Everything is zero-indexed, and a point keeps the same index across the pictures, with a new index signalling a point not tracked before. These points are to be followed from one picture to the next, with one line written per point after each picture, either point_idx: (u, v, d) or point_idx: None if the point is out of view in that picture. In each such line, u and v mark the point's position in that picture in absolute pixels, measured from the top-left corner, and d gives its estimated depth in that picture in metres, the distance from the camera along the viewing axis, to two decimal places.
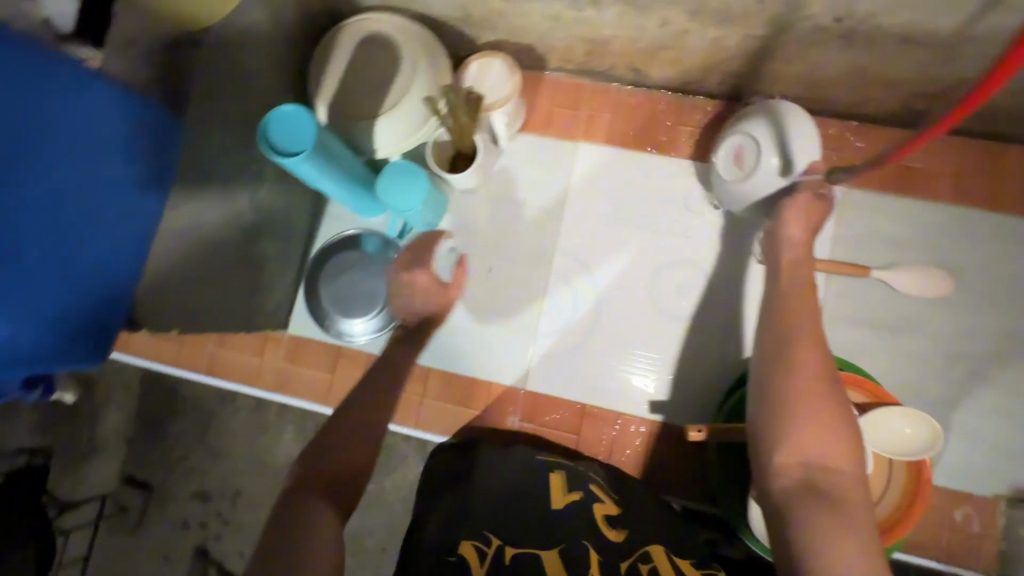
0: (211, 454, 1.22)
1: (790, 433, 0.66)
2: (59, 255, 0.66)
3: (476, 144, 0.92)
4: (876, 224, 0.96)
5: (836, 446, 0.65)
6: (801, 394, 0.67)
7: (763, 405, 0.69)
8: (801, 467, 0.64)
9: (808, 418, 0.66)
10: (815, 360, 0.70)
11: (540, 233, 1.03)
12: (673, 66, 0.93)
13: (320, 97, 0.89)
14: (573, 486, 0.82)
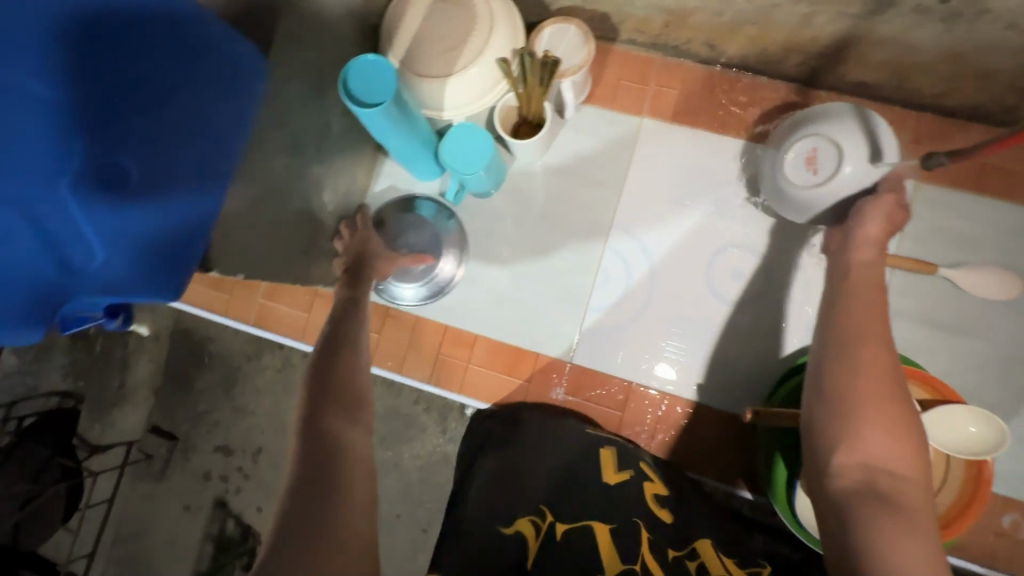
0: (238, 409, 1.24)
1: (854, 429, 0.58)
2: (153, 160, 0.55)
3: (544, 111, 0.91)
4: (945, 221, 0.93)
5: (900, 447, 0.56)
6: (866, 386, 0.59)
7: (820, 398, 0.61)
8: (861, 469, 0.56)
9: (873, 413, 0.57)
10: (878, 348, 0.61)
11: (597, 207, 1.01)
12: (751, 43, 0.91)
13: (393, 51, 0.89)
14: (623, 465, 0.82)
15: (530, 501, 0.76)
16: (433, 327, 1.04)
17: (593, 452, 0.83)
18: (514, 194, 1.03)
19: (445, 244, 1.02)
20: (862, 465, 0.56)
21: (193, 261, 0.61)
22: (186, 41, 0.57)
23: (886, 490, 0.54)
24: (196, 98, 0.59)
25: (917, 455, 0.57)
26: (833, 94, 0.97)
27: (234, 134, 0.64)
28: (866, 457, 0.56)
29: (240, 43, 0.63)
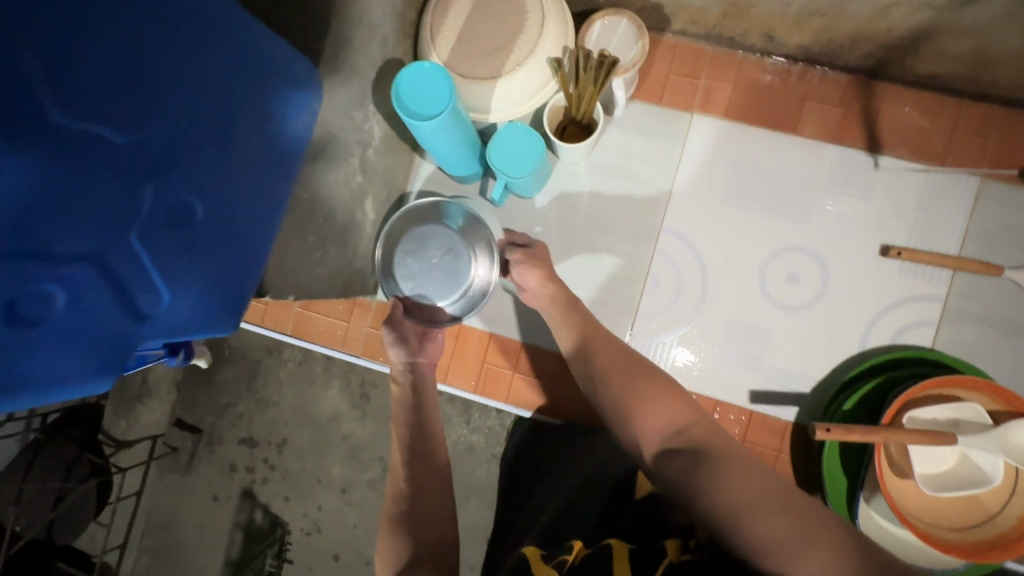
0: (262, 403, 1.23)
1: (643, 409, 0.69)
2: (212, 201, 0.52)
3: (595, 113, 0.87)
4: (1012, 220, 0.90)
5: (676, 403, 0.69)
6: (619, 376, 0.73)
7: (612, 389, 0.72)
8: (664, 433, 0.66)
9: (648, 396, 0.70)
10: (619, 347, 0.78)
11: (645, 208, 0.98)
12: (816, 34, 0.86)
13: (434, 51, 0.83)
14: None
15: (561, 534, 0.69)
16: (477, 337, 1.01)
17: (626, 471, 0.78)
18: (557, 197, 0.99)
19: (401, 262, 0.92)
20: (664, 431, 0.67)
21: (246, 286, 0.61)
22: (249, 67, 0.53)
23: (699, 445, 0.63)
24: (256, 127, 0.56)
25: (689, 406, 0.69)
26: (897, 86, 0.92)
27: (281, 161, 0.61)
28: (662, 427, 0.67)
29: (300, 62, 0.60)
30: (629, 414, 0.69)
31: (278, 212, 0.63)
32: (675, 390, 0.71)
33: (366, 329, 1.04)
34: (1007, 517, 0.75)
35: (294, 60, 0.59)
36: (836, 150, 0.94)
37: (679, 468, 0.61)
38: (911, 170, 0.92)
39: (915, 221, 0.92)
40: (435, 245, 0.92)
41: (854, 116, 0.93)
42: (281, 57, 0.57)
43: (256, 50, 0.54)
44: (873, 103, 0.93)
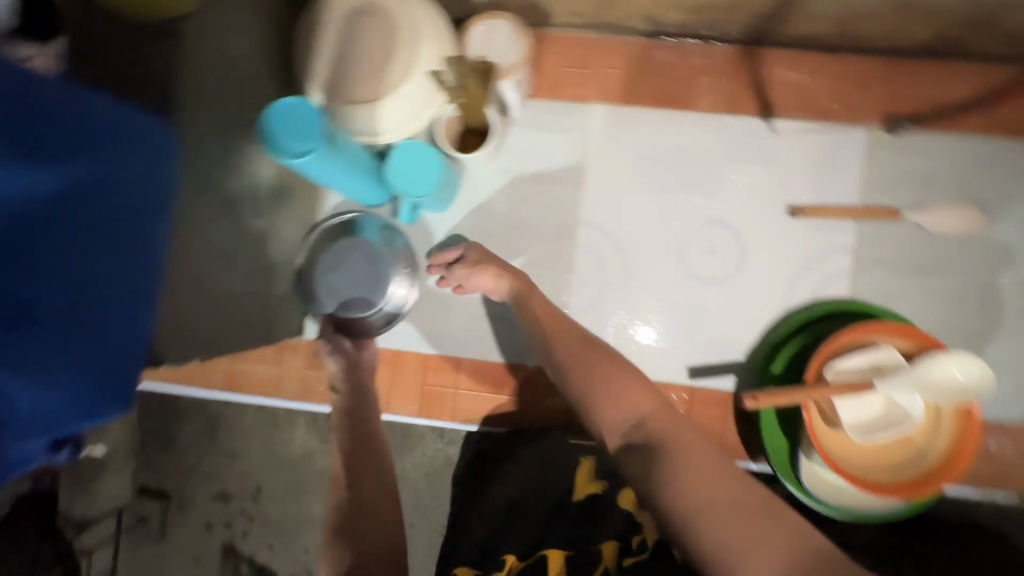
0: (228, 453, 1.07)
1: (609, 403, 0.68)
2: (68, 304, 0.56)
3: (489, 119, 0.86)
4: (906, 162, 0.93)
5: (640, 396, 0.68)
6: (579, 369, 0.72)
7: (577, 375, 0.72)
8: (623, 430, 0.67)
9: (614, 387, 0.69)
10: (578, 336, 0.77)
11: (560, 204, 0.97)
12: (691, 10, 0.86)
13: (312, 81, 0.80)
14: (599, 475, 0.79)
15: (497, 543, 0.74)
16: (413, 360, 1.00)
17: (568, 469, 0.80)
18: (471, 207, 0.98)
19: (320, 281, 0.95)
20: (621, 427, 0.67)
21: (130, 376, 0.66)
22: (96, 167, 0.56)
23: (657, 439, 0.64)
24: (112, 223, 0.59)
25: (652, 398, 0.68)
26: (780, 49, 0.94)
27: (161, 259, 0.65)
28: (623, 419, 0.67)
29: (158, 138, 0.62)
30: (594, 409, 0.69)
31: (158, 294, 0.66)
32: (639, 381, 0.70)
33: (301, 370, 1.02)
34: (931, 451, 0.79)
35: (152, 143, 0.62)
36: (733, 120, 0.95)
37: (634, 465, 0.63)
38: (805, 130, 0.94)
39: (817, 178, 0.94)
40: (348, 261, 0.95)
41: (745, 84, 0.95)
42: (137, 147, 0.60)
43: (116, 166, 0.58)
44: (761, 69, 0.94)
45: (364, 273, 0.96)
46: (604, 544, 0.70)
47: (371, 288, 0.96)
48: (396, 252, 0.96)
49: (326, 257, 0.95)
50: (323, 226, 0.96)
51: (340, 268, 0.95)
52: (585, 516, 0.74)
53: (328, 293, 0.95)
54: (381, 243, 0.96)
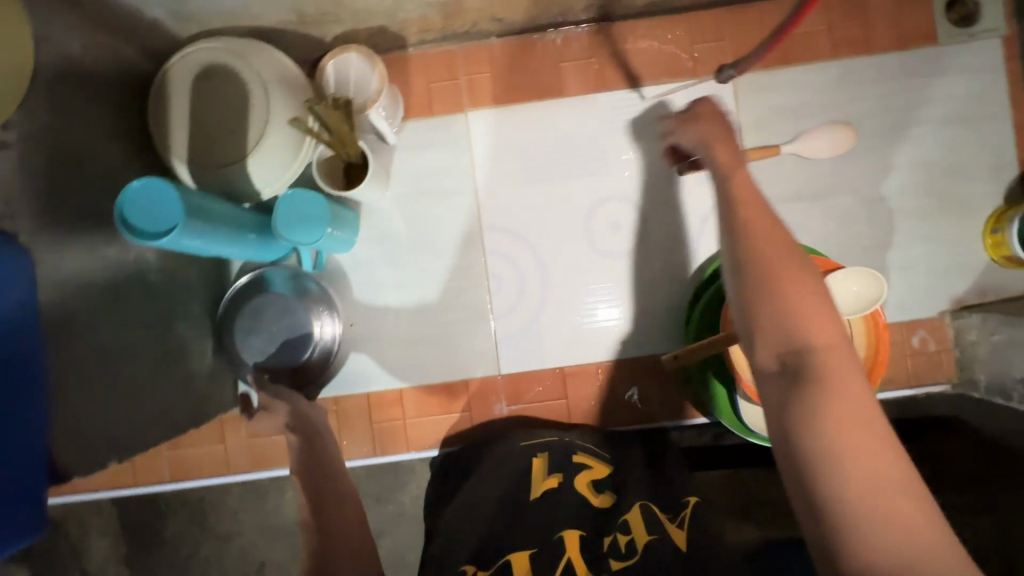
0: (218, 540, 1.02)
1: (789, 320, 0.52)
2: None
3: (362, 148, 0.84)
4: (773, 99, 0.97)
5: (827, 326, 0.51)
6: (768, 257, 0.55)
7: (743, 270, 0.56)
8: (781, 348, 0.52)
9: (796, 292, 0.53)
10: (769, 236, 0.57)
11: (463, 215, 0.98)
12: (533, 4, 0.88)
13: (174, 156, 0.79)
14: (552, 469, 0.82)
15: (455, 552, 0.70)
16: (356, 402, 0.99)
17: (523, 468, 0.83)
18: (377, 239, 0.98)
19: (243, 346, 0.94)
20: (781, 343, 0.52)
21: (40, 497, 0.61)
22: None
23: (824, 376, 0.49)
24: None
25: (836, 334, 0.51)
26: (631, 20, 0.97)
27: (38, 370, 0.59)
28: (801, 339, 0.51)
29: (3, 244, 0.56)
30: (782, 311, 0.52)
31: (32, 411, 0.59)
32: (830, 308, 0.53)
33: (247, 441, 1.00)
34: None
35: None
36: (604, 96, 0.97)
37: (774, 391, 0.51)
38: (674, 90, 0.97)
39: None
40: (267, 320, 0.94)
41: (607, 60, 0.97)
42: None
43: None
44: (618, 43, 0.97)
45: (286, 327, 0.95)
46: (567, 531, 0.70)
47: (296, 341, 0.95)
48: (312, 299, 0.96)
49: (242, 319, 0.93)
50: (232, 288, 0.96)
51: (260, 328, 0.94)
52: (541, 508, 0.75)
53: (253, 355, 0.94)
54: (295, 293, 0.95)
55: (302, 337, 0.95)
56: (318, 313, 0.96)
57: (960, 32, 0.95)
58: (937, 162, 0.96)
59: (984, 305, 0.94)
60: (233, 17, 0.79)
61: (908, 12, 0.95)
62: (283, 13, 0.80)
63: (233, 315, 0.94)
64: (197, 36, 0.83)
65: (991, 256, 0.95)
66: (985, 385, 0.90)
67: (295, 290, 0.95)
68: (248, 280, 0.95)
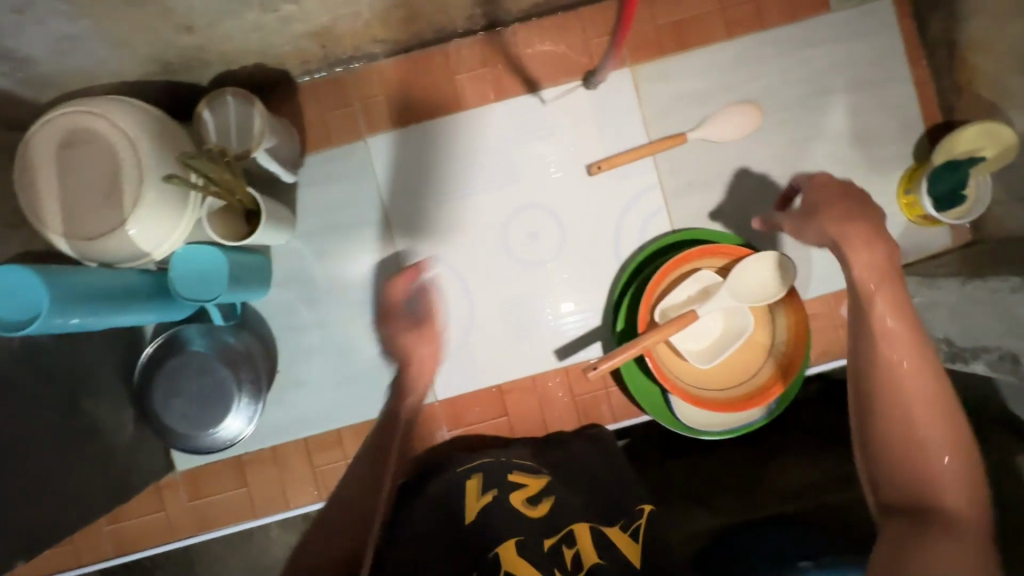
0: None
1: (921, 474, 0.54)
2: None
3: (253, 194, 0.82)
4: (674, 87, 0.95)
5: (957, 490, 0.53)
6: (908, 401, 0.57)
7: (879, 397, 0.58)
8: (900, 499, 0.55)
9: (928, 442, 0.55)
10: (917, 384, 0.58)
11: (378, 245, 0.96)
12: (413, 21, 0.86)
13: (51, 231, 0.76)
14: (485, 488, 0.75)
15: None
16: (295, 447, 0.97)
17: (451, 489, 0.76)
18: (293, 281, 0.96)
19: (160, 409, 0.90)
20: (904, 493, 0.55)
21: None
22: None
23: (942, 534, 0.50)
24: None
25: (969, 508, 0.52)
26: (521, 23, 0.94)
27: None
28: (934, 491, 0.53)
29: None
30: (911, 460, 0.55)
31: None
32: (965, 477, 0.54)
33: (189, 504, 0.98)
34: (778, 348, 0.83)
35: None
36: (504, 105, 0.95)
37: (893, 533, 0.52)
38: (574, 91, 0.95)
39: (603, 129, 0.95)
40: (183, 381, 0.90)
41: (502, 67, 0.94)
42: None
43: None
44: (511, 48, 0.94)
45: (204, 388, 0.90)
46: (504, 544, 0.66)
47: (216, 402, 0.91)
48: (233, 357, 0.91)
49: (156, 382, 0.89)
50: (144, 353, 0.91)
51: (178, 390, 0.90)
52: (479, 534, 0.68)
53: (172, 418, 0.90)
54: (213, 353, 0.91)
55: (222, 398, 0.91)
56: (239, 373, 0.91)
57: None
58: (844, 130, 0.95)
59: (907, 267, 0.93)
60: (89, 75, 0.75)
61: None
62: (142, 64, 0.76)
63: (149, 383, 0.90)
64: (60, 99, 0.79)
65: (908, 217, 0.94)
66: None
67: (213, 347, 0.91)
68: (159, 342, 0.90)
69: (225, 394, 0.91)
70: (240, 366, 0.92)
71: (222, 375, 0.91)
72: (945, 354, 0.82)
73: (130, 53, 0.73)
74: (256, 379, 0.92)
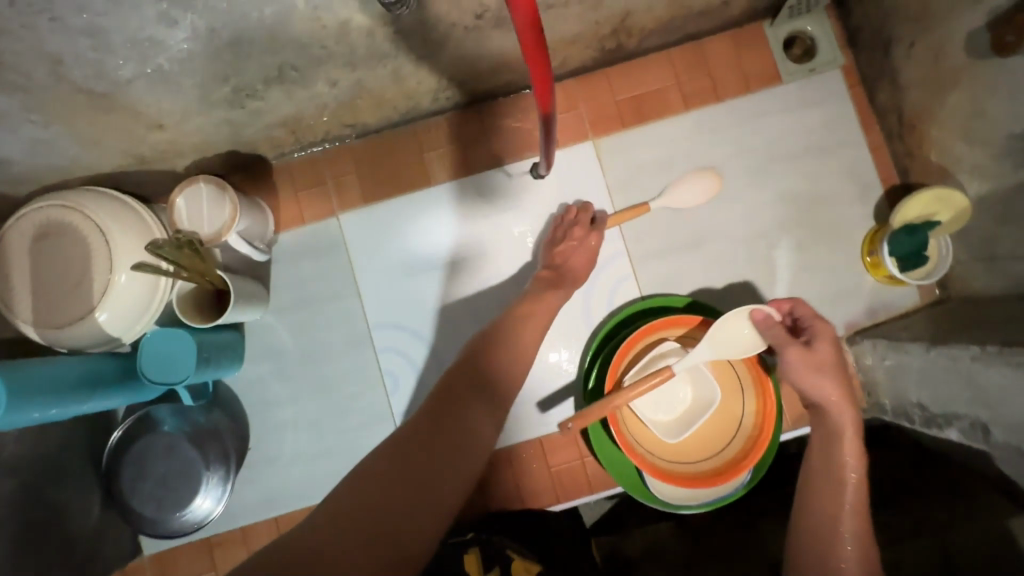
0: None
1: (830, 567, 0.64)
2: None
3: (222, 276, 0.83)
4: (638, 157, 0.98)
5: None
6: (838, 515, 0.67)
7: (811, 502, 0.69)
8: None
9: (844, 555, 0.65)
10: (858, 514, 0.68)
11: (350, 319, 0.97)
12: (381, 107, 0.90)
13: (22, 320, 0.77)
14: (488, 562, 0.74)
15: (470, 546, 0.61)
16: (265, 526, 0.95)
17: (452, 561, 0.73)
18: (266, 357, 0.97)
19: (127, 493, 0.89)
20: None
21: None
22: None
23: None
24: None
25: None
26: (487, 103, 0.98)
27: None
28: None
29: None
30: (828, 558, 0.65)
31: None
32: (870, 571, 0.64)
33: None
34: (748, 415, 0.82)
35: None
36: (471, 179, 0.98)
37: None
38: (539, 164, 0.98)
39: (570, 199, 0.98)
40: (154, 463, 0.89)
41: (469, 144, 0.98)
42: None
43: None
44: (478, 126, 0.98)
45: (172, 470, 0.89)
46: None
47: (184, 484, 0.90)
48: (203, 437, 0.91)
49: (124, 465, 0.89)
50: (114, 436, 0.90)
51: (146, 472, 0.89)
52: None
53: (140, 503, 0.89)
54: (183, 434, 0.90)
55: (190, 480, 0.90)
56: (209, 453, 0.91)
57: (802, 67, 0.98)
58: (805, 194, 0.97)
59: (876, 327, 0.94)
60: (64, 170, 0.79)
61: (749, 58, 0.98)
62: (116, 158, 0.80)
63: (116, 465, 0.89)
64: (36, 192, 0.82)
65: (875, 277, 0.95)
66: (891, 409, 0.88)
67: (182, 428, 0.90)
68: (129, 423, 0.90)
69: (194, 475, 0.90)
70: (211, 445, 0.91)
71: (192, 455, 0.90)
72: (919, 418, 0.81)
73: (103, 149, 0.76)
74: (227, 460, 0.92)
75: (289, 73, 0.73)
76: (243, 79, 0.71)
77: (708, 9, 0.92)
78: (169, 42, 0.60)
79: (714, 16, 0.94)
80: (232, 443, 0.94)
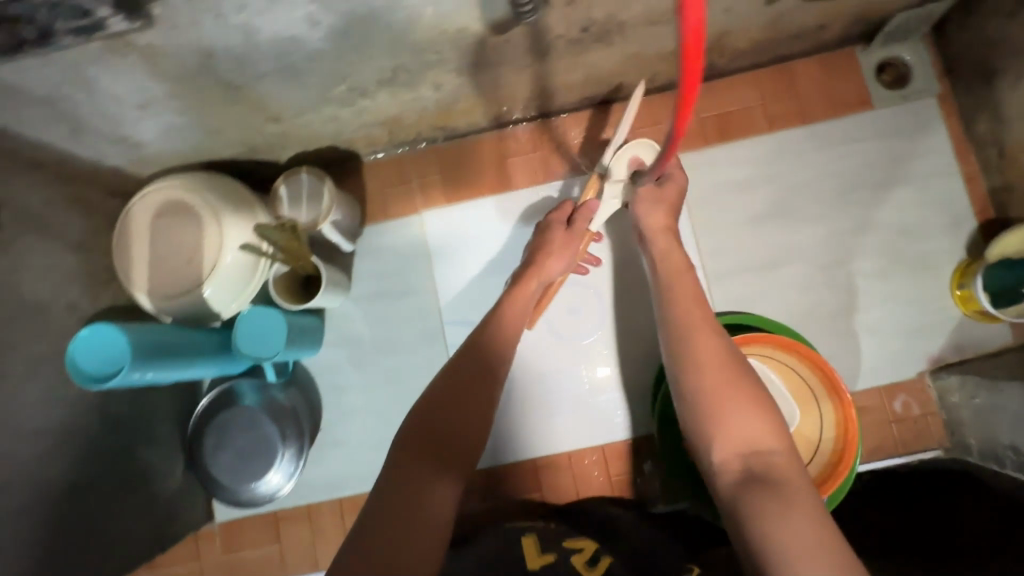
0: None
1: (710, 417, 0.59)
2: None
3: (315, 262, 0.88)
4: (719, 174, 0.98)
5: (760, 432, 0.57)
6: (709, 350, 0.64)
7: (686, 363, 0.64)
8: (741, 449, 0.56)
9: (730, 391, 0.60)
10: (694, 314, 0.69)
11: (424, 312, 1.00)
12: (472, 112, 0.94)
13: (137, 289, 0.84)
14: (547, 547, 0.70)
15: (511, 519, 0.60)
16: (327, 507, 0.99)
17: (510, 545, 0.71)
18: (343, 343, 1.01)
19: (207, 461, 0.93)
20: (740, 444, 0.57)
21: None
22: None
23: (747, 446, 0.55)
24: None
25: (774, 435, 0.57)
26: (570, 114, 1.01)
27: None
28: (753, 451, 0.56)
29: None
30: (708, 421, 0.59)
31: None
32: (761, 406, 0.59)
33: (220, 558, 0.99)
34: (827, 443, 0.80)
35: None
36: (550, 186, 1.00)
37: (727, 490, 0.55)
38: None
39: None
40: (234, 433, 0.94)
41: (551, 153, 1.01)
42: None
43: None
44: (560, 135, 1.01)
45: (250, 442, 0.94)
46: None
47: (261, 457, 0.94)
48: (279, 414, 0.95)
49: (206, 434, 0.93)
50: (200, 406, 0.96)
51: (226, 442, 0.94)
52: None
53: (219, 470, 0.93)
54: (262, 409, 0.94)
55: (266, 453, 0.94)
56: (284, 429, 0.94)
57: (894, 94, 0.97)
58: (891, 222, 0.95)
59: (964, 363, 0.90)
60: (187, 155, 0.86)
61: (839, 83, 0.98)
62: (233, 146, 0.86)
63: (199, 433, 0.94)
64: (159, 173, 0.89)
65: (964, 310, 0.92)
66: (977, 451, 0.84)
67: (263, 403, 0.94)
68: (215, 394, 0.95)
69: (270, 450, 0.94)
70: (287, 422, 0.95)
71: (269, 429, 0.94)
72: (1013, 462, 0.77)
73: (224, 137, 0.83)
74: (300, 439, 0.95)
75: (401, 75, 0.77)
76: (359, 79, 0.76)
77: (802, 32, 0.92)
78: (306, 41, 0.65)
79: (807, 40, 0.94)
80: (305, 421, 0.98)
